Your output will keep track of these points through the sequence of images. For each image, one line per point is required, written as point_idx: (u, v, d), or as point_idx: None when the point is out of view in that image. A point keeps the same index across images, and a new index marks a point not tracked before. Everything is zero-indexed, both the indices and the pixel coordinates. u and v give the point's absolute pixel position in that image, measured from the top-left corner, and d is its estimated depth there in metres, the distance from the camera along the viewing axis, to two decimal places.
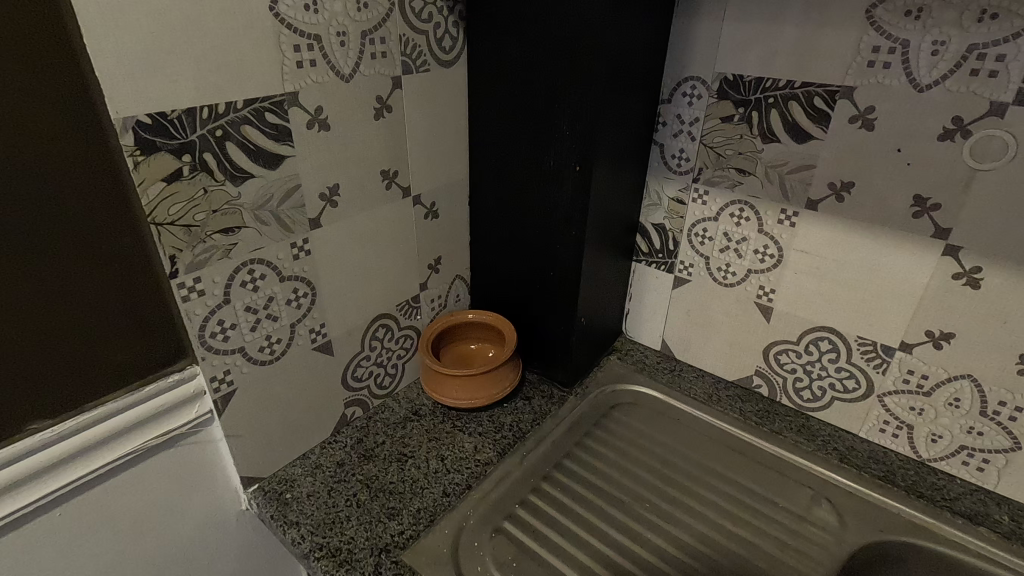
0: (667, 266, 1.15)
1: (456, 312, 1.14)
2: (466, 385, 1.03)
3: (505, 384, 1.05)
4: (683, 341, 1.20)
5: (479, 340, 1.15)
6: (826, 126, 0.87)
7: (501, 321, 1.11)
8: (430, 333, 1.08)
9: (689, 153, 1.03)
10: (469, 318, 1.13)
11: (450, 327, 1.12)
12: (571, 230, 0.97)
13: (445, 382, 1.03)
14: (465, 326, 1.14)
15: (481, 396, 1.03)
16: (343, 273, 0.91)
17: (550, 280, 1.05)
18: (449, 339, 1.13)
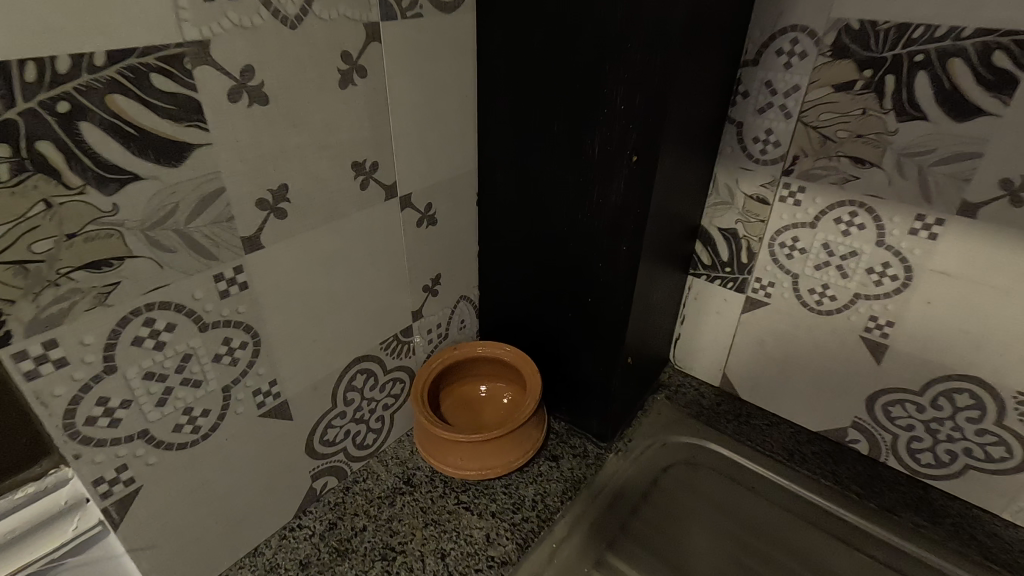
0: (736, 284, 0.88)
1: (462, 343, 0.88)
2: (475, 452, 0.77)
3: (526, 448, 0.80)
4: (752, 379, 0.94)
5: (491, 380, 0.89)
6: (1009, 96, 0.59)
7: (522, 359, 0.85)
8: (427, 376, 0.82)
9: (780, 136, 0.75)
10: (479, 353, 0.87)
11: (454, 365, 0.86)
12: (619, 246, 0.70)
13: (446, 446, 0.77)
14: (475, 363, 0.88)
15: (495, 465, 0.78)
16: (303, 310, 0.65)
17: (587, 309, 0.78)
18: (453, 379, 0.87)
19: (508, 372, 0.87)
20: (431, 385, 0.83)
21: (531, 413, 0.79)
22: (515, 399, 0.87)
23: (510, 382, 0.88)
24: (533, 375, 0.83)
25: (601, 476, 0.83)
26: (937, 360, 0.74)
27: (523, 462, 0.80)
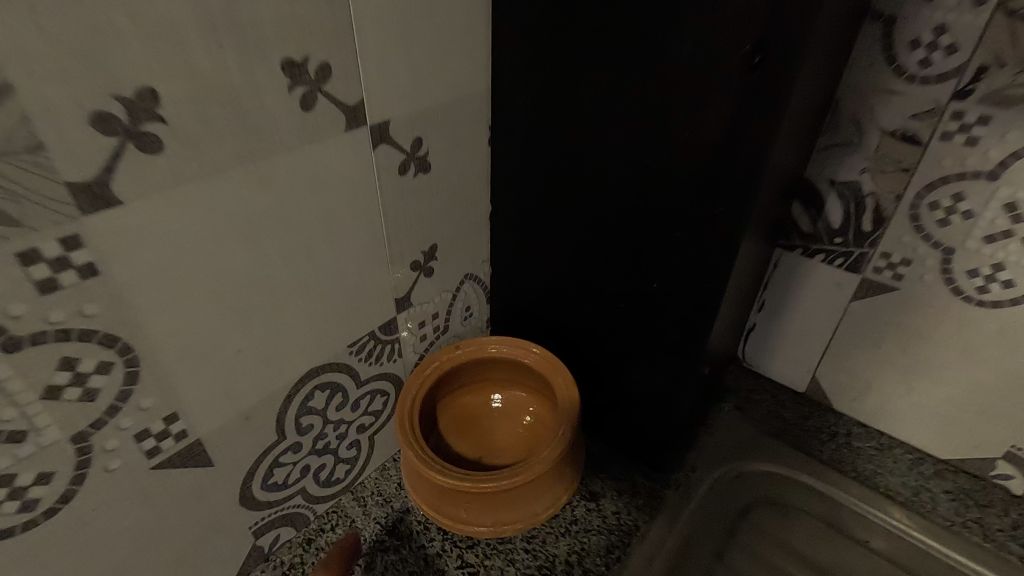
0: (848, 260, 0.63)
1: (467, 341, 0.63)
2: (485, 503, 0.54)
3: (558, 495, 0.56)
4: (856, 388, 0.70)
5: (507, 388, 0.65)
6: None
7: (552, 366, 0.61)
8: (419, 389, 0.59)
9: (958, 39, 0.49)
10: (491, 355, 0.63)
11: (456, 370, 0.62)
12: (711, 207, 0.45)
13: (444, 493, 0.54)
14: (484, 367, 0.64)
15: (516, 518, 0.55)
16: (213, 306, 0.40)
17: (649, 301, 0.54)
18: (454, 389, 0.63)
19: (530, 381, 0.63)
20: (425, 400, 0.60)
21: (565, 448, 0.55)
22: (540, 418, 0.64)
23: (532, 394, 0.64)
24: (567, 391, 0.59)
25: (659, 526, 0.61)
26: None
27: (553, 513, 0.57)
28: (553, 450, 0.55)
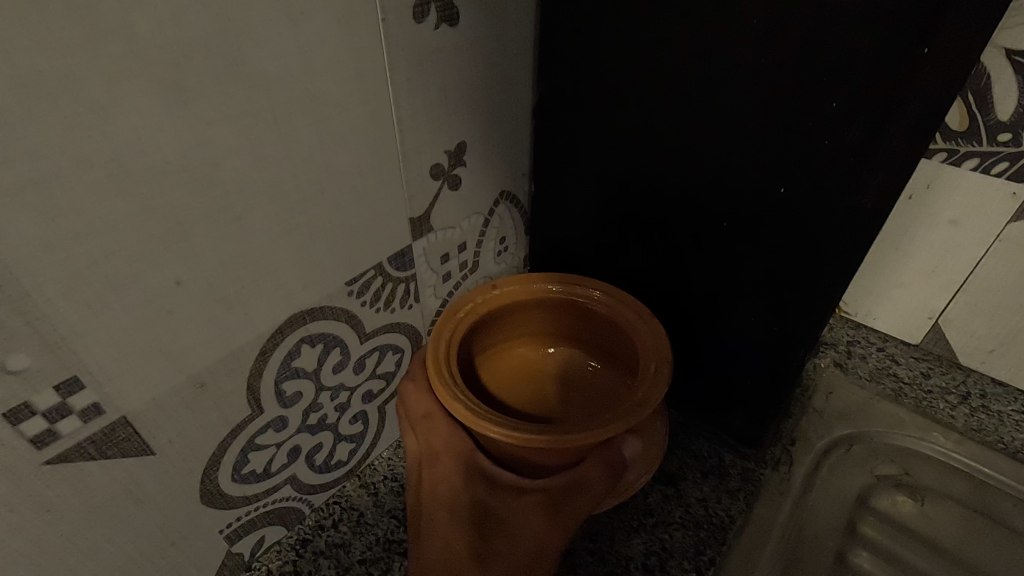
0: (1014, 166, 0.47)
1: (509, 277, 0.47)
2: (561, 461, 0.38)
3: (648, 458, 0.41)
4: (998, 337, 0.55)
5: (561, 338, 0.50)
6: None
7: (630, 308, 0.45)
8: (453, 333, 0.43)
9: None
10: (546, 294, 0.47)
11: (498, 314, 0.47)
12: (902, 53, 0.29)
13: (504, 449, 0.38)
14: (535, 309, 0.48)
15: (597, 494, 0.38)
16: (123, 205, 0.25)
17: (770, 211, 0.38)
18: (496, 336, 0.48)
19: (595, 329, 0.47)
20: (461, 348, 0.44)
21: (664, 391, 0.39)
22: (609, 377, 0.48)
23: (598, 345, 0.48)
24: (654, 335, 0.42)
25: (759, 518, 0.47)
26: None
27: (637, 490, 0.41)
28: (650, 392, 0.39)
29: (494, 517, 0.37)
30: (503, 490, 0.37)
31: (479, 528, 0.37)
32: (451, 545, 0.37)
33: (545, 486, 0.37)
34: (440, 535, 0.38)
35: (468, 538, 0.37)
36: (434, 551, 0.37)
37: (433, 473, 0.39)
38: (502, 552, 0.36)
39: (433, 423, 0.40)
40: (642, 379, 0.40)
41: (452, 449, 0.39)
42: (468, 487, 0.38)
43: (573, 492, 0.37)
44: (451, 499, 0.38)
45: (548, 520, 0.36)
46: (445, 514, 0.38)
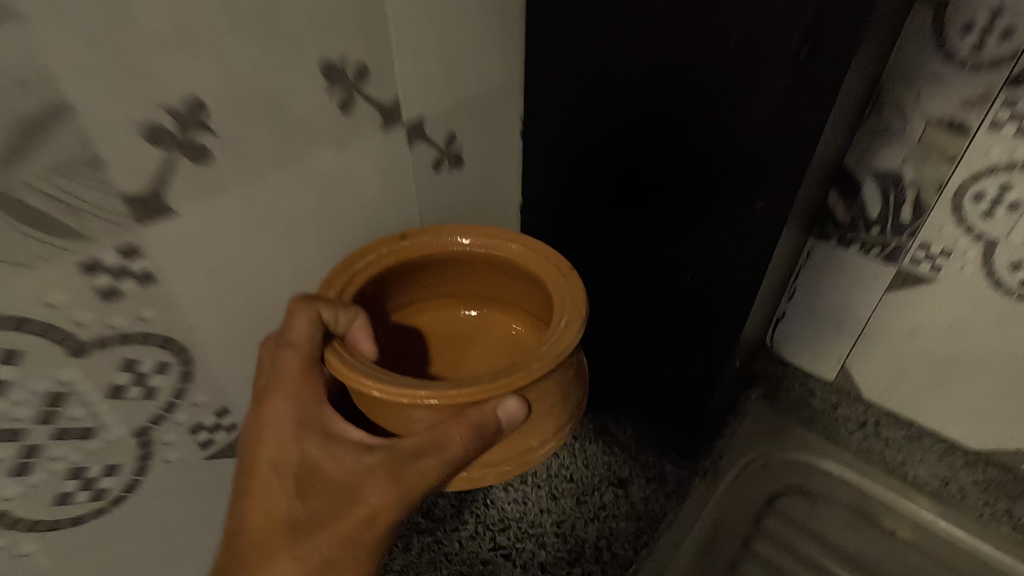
0: (884, 250, 0.62)
1: (421, 230, 0.47)
2: (432, 419, 0.37)
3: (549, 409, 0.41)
4: (889, 380, 0.69)
5: (482, 308, 0.51)
6: None
7: (556, 264, 0.45)
8: (365, 258, 0.44)
9: (1016, 21, 0.47)
10: (457, 246, 0.47)
11: (408, 269, 0.47)
12: (750, 207, 0.45)
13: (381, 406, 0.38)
14: (454, 264, 0.48)
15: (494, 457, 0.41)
16: (258, 306, 0.42)
17: (681, 293, 0.53)
18: (412, 293, 0.49)
19: (517, 283, 0.48)
20: (375, 295, 0.45)
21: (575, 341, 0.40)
22: (523, 320, 0.50)
23: (521, 304, 0.49)
24: (568, 291, 0.43)
25: (685, 513, 0.63)
26: None
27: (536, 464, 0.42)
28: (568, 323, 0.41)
29: (324, 486, 0.35)
30: (345, 458, 0.36)
31: (300, 483, 0.36)
32: (268, 511, 0.35)
33: (393, 449, 0.35)
34: (266, 486, 0.36)
35: (298, 504, 0.35)
36: (254, 528, 0.35)
37: (272, 415, 0.37)
38: (330, 526, 0.34)
39: (287, 366, 0.37)
40: (559, 329, 0.40)
41: (303, 393, 0.38)
42: (298, 444, 0.36)
43: (427, 454, 0.35)
44: (284, 454, 0.36)
45: (390, 497, 0.34)
46: (271, 473, 0.36)
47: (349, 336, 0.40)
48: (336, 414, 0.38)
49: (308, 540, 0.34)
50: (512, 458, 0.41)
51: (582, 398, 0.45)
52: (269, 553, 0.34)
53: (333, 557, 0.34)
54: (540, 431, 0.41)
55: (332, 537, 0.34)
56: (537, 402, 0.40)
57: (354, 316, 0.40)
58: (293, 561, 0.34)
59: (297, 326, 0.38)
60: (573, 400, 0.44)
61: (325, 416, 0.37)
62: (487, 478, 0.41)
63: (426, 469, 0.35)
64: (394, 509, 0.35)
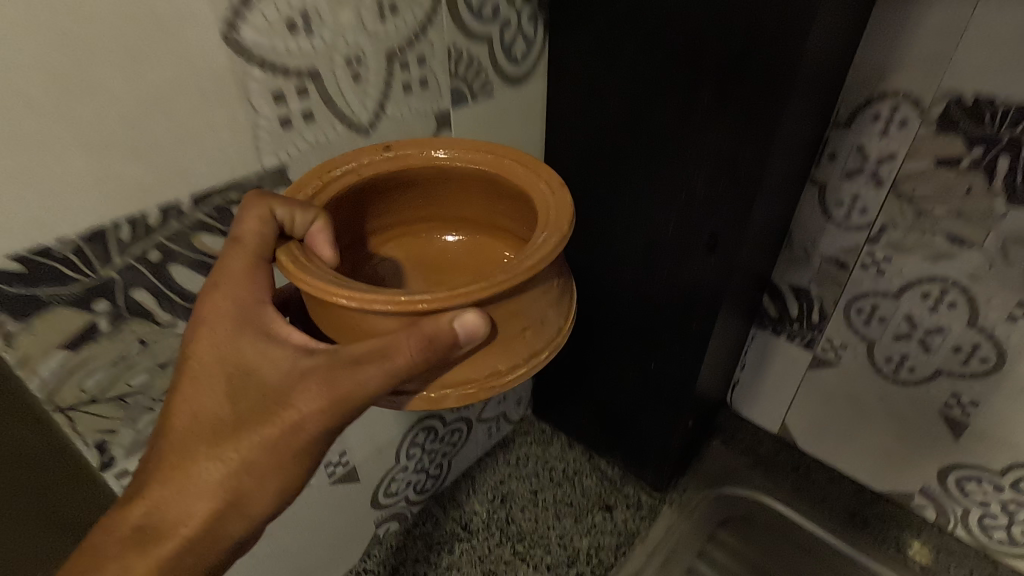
0: (804, 340, 0.84)
1: (404, 142, 0.47)
2: (393, 324, 0.37)
3: (519, 330, 0.40)
4: (815, 435, 0.90)
5: (465, 207, 0.49)
6: None
7: (543, 174, 0.45)
8: (345, 167, 0.45)
9: (868, 203, 0.70)
10: (436, 160, 0.46)
11: (384, 183, 0.46)
12: (686, 326, 0.69)
13: (334, 311, 0.38)
14: (434, 180, 0.48)
15: (461, 376, 0.39)
16: None
17: (648, 374, 0.77)
18: (389, 220, 0.49)
19: (501, 199, 0.47)
20: (351, 208, 0.45)
21: (548, 257, 0.38)
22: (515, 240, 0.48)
23: (501, 218, 0.48)
24: (549, 209, 0.42)
25: (654, 532, 0.85)
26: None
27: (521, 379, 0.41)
28: (547, 238, 0.39)
29: (253, 388, 0.38)
30: (284, 355, 0.38)
31: (232, 389, 0.38)
32: (195, 410, 0.38)
33: (332, 357, 0.37)
34: (196, 388, 0.38)
35: (228, 402, 0.38)
36: (178, 436, 0.38)
37: (224, 299, 0.40)
38: (259, 423, 0.37)
39: (231, 262, 0.40)
40: (536, 245, 0.39)
41: (249, 293, 0.40)
42: (237, 336, 0.39)
43: (368, 362, 0.36)
44: (219, 356, 0.39)
45: (321, 409, 0.37)
46: (211, 363, 0.39)
47: (307, 239, 0.41)
48: (279, 317, 0.40)
49: (226, 444, 0.37)
50: (479, 373, 0.39)
51: (562, 324, 0.43)
52: (191, 449, 0.38)
53: (247, 455, 0.37)
54: (509, 354, 0.40)
55: (253, 446, 0.37)
56: (507, 321, 0.39)
57: (314, 221, 0.40)
58: (209, 462, 0.38)
59: (249, 224, 0.40)
60: (548, 331, 0.42)
61: (265, 312, 0.40)
62: (449, 399, 0.39)
63: (364, 378, 0.36)
64: (324, 416, 0.37)
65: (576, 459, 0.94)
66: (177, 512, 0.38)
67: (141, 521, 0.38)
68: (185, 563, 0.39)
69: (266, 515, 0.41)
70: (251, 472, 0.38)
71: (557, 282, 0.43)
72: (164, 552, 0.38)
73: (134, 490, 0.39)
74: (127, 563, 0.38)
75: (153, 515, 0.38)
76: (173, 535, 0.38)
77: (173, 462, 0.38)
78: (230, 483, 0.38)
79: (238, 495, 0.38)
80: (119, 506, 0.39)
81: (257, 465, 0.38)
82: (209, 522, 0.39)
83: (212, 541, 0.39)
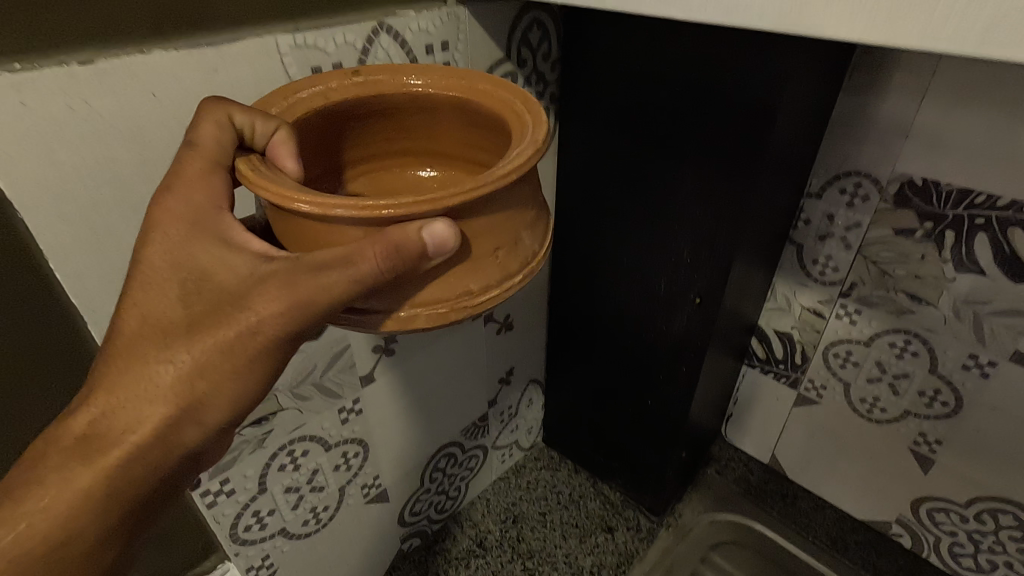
0: (788, 380, 0.93)
1: (377, 66, 0.45)
2: (354, 231, 0.33)
3: (492, 251, 0.36)
4: (800, 466, 0.98)
5: (442, 136, 0.46)
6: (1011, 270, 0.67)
7: (520, 95, 0.41)
8: (311, 90, 0.42)
9: (839, 263, 0.79)
10: (408, 84, 0.43)
11: (353, 110, 0.43)
12: (679, 368, 0.79)
13: (291, 222, 0.34)
14: (408, 110, 0.44)
15: (429, 297, 0.36)
16: (402, 419, 0.76)
17: (646, 409, 0.86)
18: (361, 153, 0.46)
19: (473, 128, 0.44)
20: (318, 131, 0.42)
21: (518, 167, 0.34)
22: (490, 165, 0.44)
23: (473, 148, 0.45)
24: (526, 126, 0.38)
25: (652, 552, 0.93)
26: (986, 482, 0.79)
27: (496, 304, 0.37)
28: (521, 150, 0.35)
29: (211, 293, 0.35)
30: (242, 263, 0.35)
31: (189, 293, 0.36)
32: (151, 316, 0.36)
33: (291, 262, 0.34)
34: (149, 292, 0.36)
35: (181, 304, 0.36)
36: (134, 335, 0.36)
37: (180, 201, 0.37)
38: (212, 328, 0.35)
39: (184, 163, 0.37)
40: (511, 157, 0.35)
41: (205, 198, 0.37)
42: (193, 242, 0.36)
43: (330, 269, 0.33)
44: (172, 260, 0.36)
45: (281, 314, 0.34)
46: (164, 269, 0.36)
47: (267, 151, 0.38)
48: (235, 221, 0.37)
49: (177, 344, 0.35)
50: (449, 295, 0.36)
51: (537, 252, 0.39)
52: (141, 350, 0.36)
53: (202, 357, 0.35)
54: (482, 275, 0.36)
55: (206, 348, 0.35)
56: (476, 243, 0.35)
57: (274, 131, 0.38)
58: (163, 365, 0.36)
59: (204, 129, 0.38)
60: (524, 254, 0.38)
61: (222, 220, 0.37)
62: (420, 320, 0.36)
63: (325, 284, 0.33)
64: (284, 320, 0.34)
65: (581, 484, 1.03)
66: (127, 419, 0.36)
67: (86, 429, 0.36)
68: (133, 471, 0.37)
69: (229, 424, 0.38)
70: (205, 376, 0.36)
71: (538, 206, 0.39)
72: (110, 460, 0.36)
73: (81, 399, 0.37)
74: (71, 472, 0.36)
75: (101, 423, 0.36)
76: (118, 445, 0.36)
77: (119, 367, 0.36)
78: (184, 388, 0.36)
79: (200, 401, 0.36)
80: (66, 415, 0.37)
81: (213, 369, 0.35)
82: (158, 431, 0.36)
83: (168, 450, 0.37)
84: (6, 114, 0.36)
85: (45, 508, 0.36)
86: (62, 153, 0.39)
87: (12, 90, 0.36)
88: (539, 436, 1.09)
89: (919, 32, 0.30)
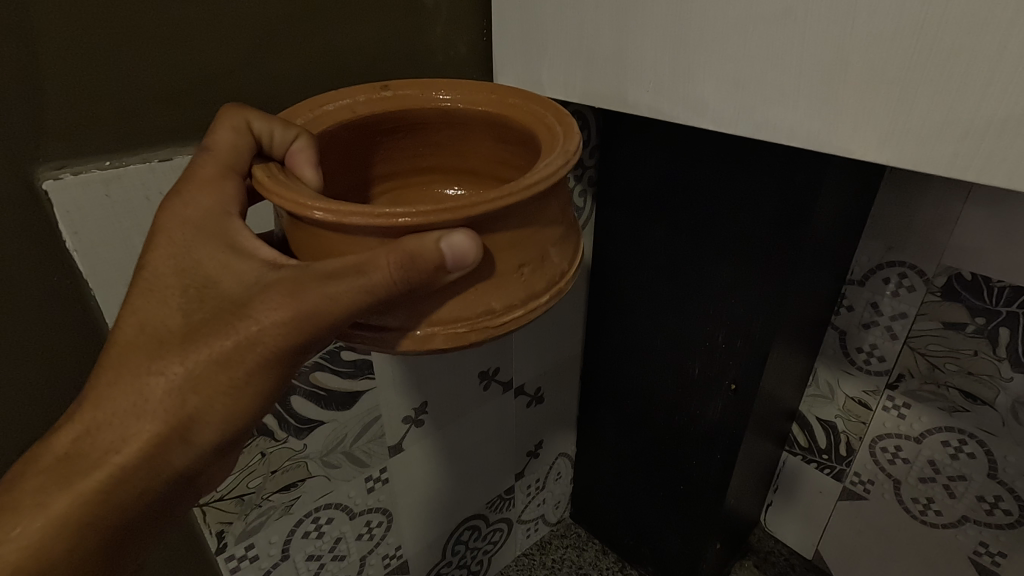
0: (833, 471, 0.88)
1: (407, 83, 0.44)
2: (375, 241, 0.32)
3: (516, 264, 0.34)
4: (846, 564, 0.91)
5: (468, 153, 0.45)
6: None
7: (548, 109, 0.41)
8: (338, 103, 0.42)
9: (885, 352, 0.76)
10: (438, 101, 0.43)
11: (382, 127, 0.43)
12: (714, 452, 0.76)
13: (307, 231, 0.33)
14: (436, 126, 0.44)
15: (446, 317, 0.34)
16: (427, 488, 0.76)
17: (679, 494, 0.83)
18: (390, 169, 0.45)
19: (501, 144, 0.44)
20: (344, 144, 0.42)
21: (546, 175, 0.33)
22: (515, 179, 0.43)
23: (501, 165, 0.44)
24: (555, 139, 0.37)
25: None
26: None
27: (519, 324, 0.35)
28: (550, 163, 0.34)
29: (213, 300, 0.34)
30: (250, 268, 0.34)
31: (188, 309, 0.35)
32: (146, 330, 0.35)
33: (300, 269, 0.32)
34: (137, 313, 0.35)
35: (179, 314, 0.35)
36: (128, 355, 0.35)
37: (190, 204, 0.36)
38: (212, 335, 0.34)
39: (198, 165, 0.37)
40: (538, 168, 0.34)
41: (216, 201, 0.36)
42: (201, 249, 0.35)
43: (342, 277, 0.31)
44: (180, 264, 0.35)
45: (270, 339, 0.33)
46: (169, 274, 0.35)
47: (287, 159, 0.37)
48: (245, 227, 0.36)
49: (172, 355, 0.34)
50: (469, 313, 0.34)
51: (565, 272, 0.38)
52: (132, 366, 0.35)
53: (197, 370, 0.34)
54: (505, 291, 0.34)
55: (190, 372, 0.34)
56: (500, 258, 0.33)
57: (295, 139, 0.37)
58: (156, 377, 0.34)
59: (222, 135, 0.38)
60: (550, 271, 0.36)
61: (232, 225, 0.36)
62: (437, 339, 0.34)
63: (337, 292, 0.31)
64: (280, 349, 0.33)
65: (609, 567, 0.98)
66: (105, 442, 0.35)
67: (69, 447, 0.35)
68: (97, 503, 0.35)
69: (206, 460, 0.37)
70: (199, 391, 0.34)
71: (566, 224, 0.37)
72: (89, 484, 0.35)
73: (64, 419, 0.36)
74: (23, 514, 0.34)
75: (80, 445, 0.35)
76: (89, 477, 0.35)
77: (105, 384, 0.35)
78: (160, 414, 0.34)
79: (186, 426, 0.35)
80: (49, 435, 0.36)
81: (196, 394, 0.34)
82: (132, 465, 0.35)
83: (135, 491, 0.36)
84: (91, 204, 0.41)
85: (17, 538, 0.34)
86: (102, 202, 0.41)
87: (100, 183, 0.41)
88: (566, 511, 1.06)
89: (951, 158, 0.32)
